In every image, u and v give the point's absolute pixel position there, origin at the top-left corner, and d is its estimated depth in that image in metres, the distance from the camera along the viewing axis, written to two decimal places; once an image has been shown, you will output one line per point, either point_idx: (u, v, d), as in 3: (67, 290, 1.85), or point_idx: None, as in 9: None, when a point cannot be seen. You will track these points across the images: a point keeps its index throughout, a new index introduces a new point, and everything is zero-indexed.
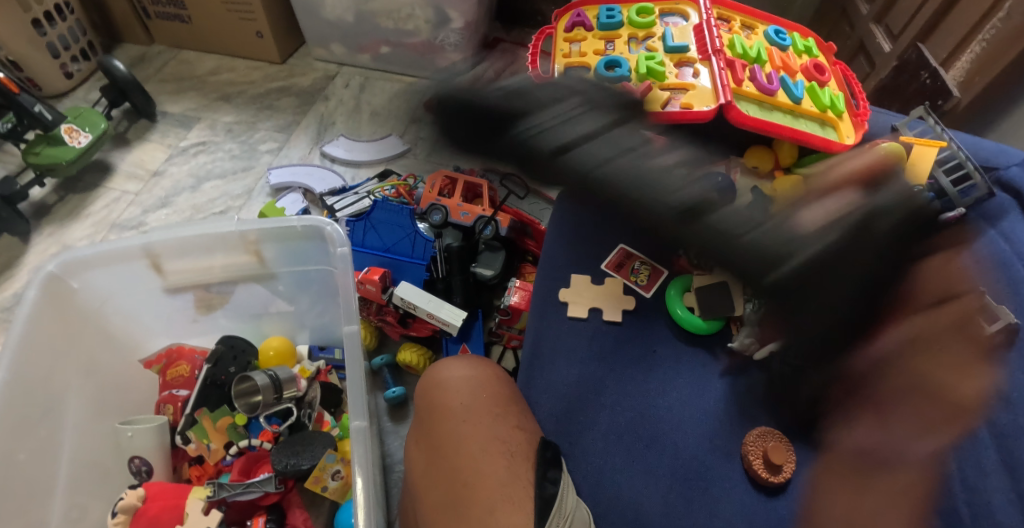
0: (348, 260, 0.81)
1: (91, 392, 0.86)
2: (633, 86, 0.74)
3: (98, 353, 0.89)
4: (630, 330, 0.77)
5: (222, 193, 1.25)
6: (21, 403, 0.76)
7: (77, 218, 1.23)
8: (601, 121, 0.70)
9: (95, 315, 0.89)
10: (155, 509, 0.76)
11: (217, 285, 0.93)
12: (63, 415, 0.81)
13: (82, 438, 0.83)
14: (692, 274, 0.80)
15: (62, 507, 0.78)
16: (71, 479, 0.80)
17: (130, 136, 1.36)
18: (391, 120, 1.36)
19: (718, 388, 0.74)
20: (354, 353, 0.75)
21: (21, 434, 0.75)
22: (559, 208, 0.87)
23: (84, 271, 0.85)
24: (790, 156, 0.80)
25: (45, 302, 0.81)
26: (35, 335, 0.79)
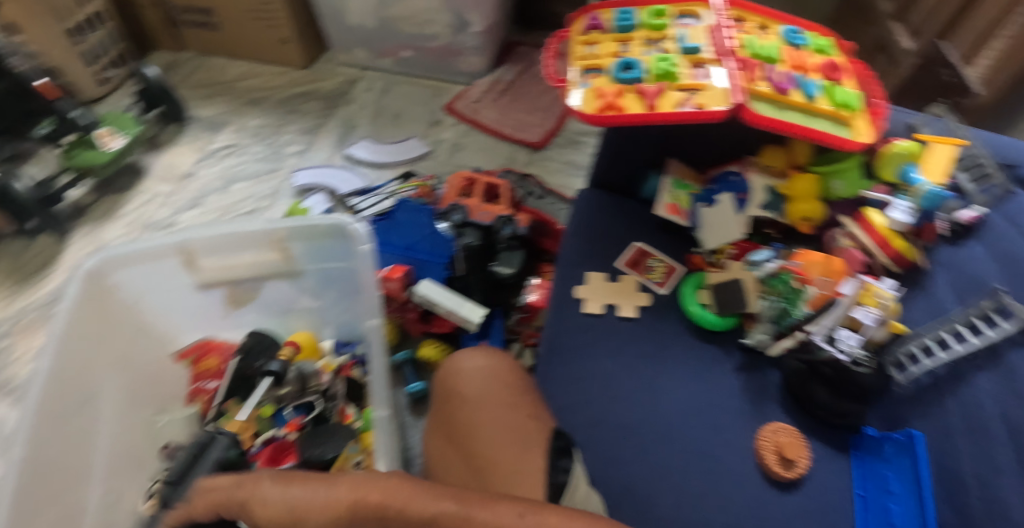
0: (371, 258, 0.82)
1: (124, 383, 0.91)
2: (647, 87, 0.74)
3: (133, 348, 0.94)
4: (644, 326, 0.78)
5: (250, 194, 1.30)
6: (62, 394, 0.79)
7: (112, 218, 1.28)
8: (625, 118, 0.72)
9: (130, 311, 0.93)
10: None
11: (246, 282, 0.97)
12: (100, 406, 0.85)
13: (118, 428, 0.88)
14: (706, 271, 0.82)
15: (99, 491, 0.82)
16: (108, 464, 0.84)
17: (162, 139, 1.42)
18: (412, 123, 1.39)
19: (732, 384, 0.75)
20: (377, 346, 0.77)
21: (62, 425, 0.79)
22: (575, 207, 0.89)
23: (121, 268, 0.89)
24: (806, 155, 0.79)
25: (84, 297, 0.85)
26: (76, 329, 0.83)
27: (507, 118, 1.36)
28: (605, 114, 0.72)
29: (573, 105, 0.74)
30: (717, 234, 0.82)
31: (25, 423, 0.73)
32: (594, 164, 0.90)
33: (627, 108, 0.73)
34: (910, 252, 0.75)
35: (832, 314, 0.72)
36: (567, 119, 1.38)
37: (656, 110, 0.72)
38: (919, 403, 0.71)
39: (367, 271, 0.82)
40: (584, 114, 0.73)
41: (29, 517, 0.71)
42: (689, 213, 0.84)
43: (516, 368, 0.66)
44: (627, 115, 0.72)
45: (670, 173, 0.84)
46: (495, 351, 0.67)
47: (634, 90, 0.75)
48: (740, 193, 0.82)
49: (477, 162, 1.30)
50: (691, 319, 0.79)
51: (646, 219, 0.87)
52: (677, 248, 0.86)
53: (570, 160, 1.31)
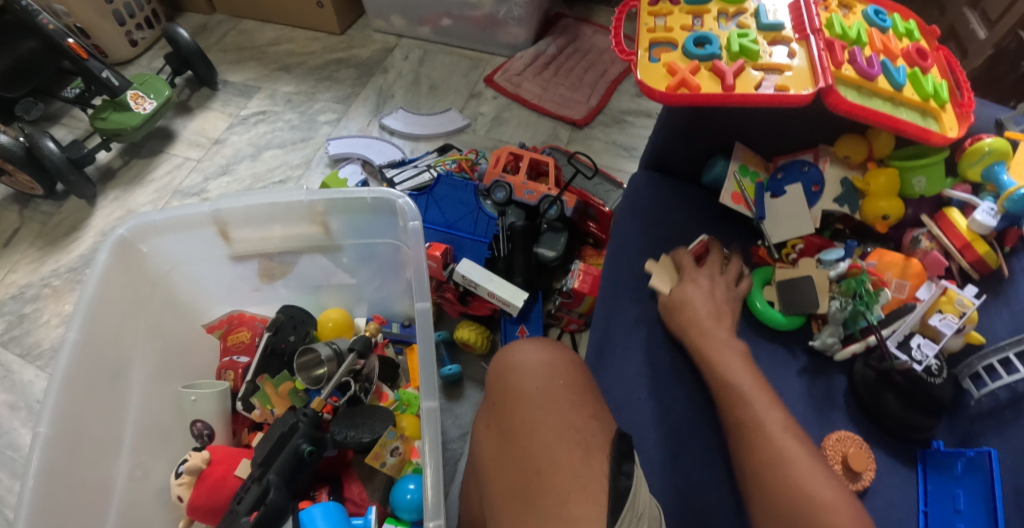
0: (421, 236, 0.78)
1: (156, 355, 0.89)
2: (724, 64, 0.68)
3: (164, 319, 0.92)
4: None
5: (283, 162, 1.26)
6: (92, 365, 0.78)
7: (141, 184, 1.26)
8: (700, 99, 0.66)
9: (163, 280, 0.91)
10: (218, 473, 0.79)
11: (280, 255, 0.93)
12: (130, 379, 0.83)
13: (148, 401, 0.86)
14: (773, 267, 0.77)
15: (128, 464, 0.80)
16: (137, 439, 0.82)
17: (192, 104, 1.38)
18: (451, 95, 1.34)
19: (796, 387, 0.70)
20: (425, 332, 0.73)
21: (91, 396, 0.77)
22: (632, 191, 0.84)
23: (150, 237, 0.87)
24: (886, 147, 0.73)
25: (115, 266, 0.83)
26: (105, 296, 0.81)
27: (550, 93, 1.31)
28: (678, 92, 0.67)
29: (642, 79, 0.69)
30: (784, 227, 0.76)
31: (52, 394, 0.72)
32: (650, 144, 0.85)
33: (702, 87, 0.67)
34: (993, 258, 0.69)
35: (907, 320, 0.68)
36: (611, 97, 1.32)
37: (734, 91, 0.66)
38: (997, 420, 0.65)
39: (414, 249, 0.79)
40: (654, 90, 0.68)
41: (56, 489, 0.70)
42: (754, 203, 0.77)
43: (579, 369, 0.62)
44: (703, 95, 0.66)
45: (737, 158, 0.78)
46: (557, 349, 0.63)
47: (708, 67, 0.69)
48: (813, 184, 0.76)
49: (517, 138, 1.25)
50: (754, 315, 0.74)
51: (706, 207, 0.82)
52: (739, 240, 0.80)
53: (614, 140, 1.25)
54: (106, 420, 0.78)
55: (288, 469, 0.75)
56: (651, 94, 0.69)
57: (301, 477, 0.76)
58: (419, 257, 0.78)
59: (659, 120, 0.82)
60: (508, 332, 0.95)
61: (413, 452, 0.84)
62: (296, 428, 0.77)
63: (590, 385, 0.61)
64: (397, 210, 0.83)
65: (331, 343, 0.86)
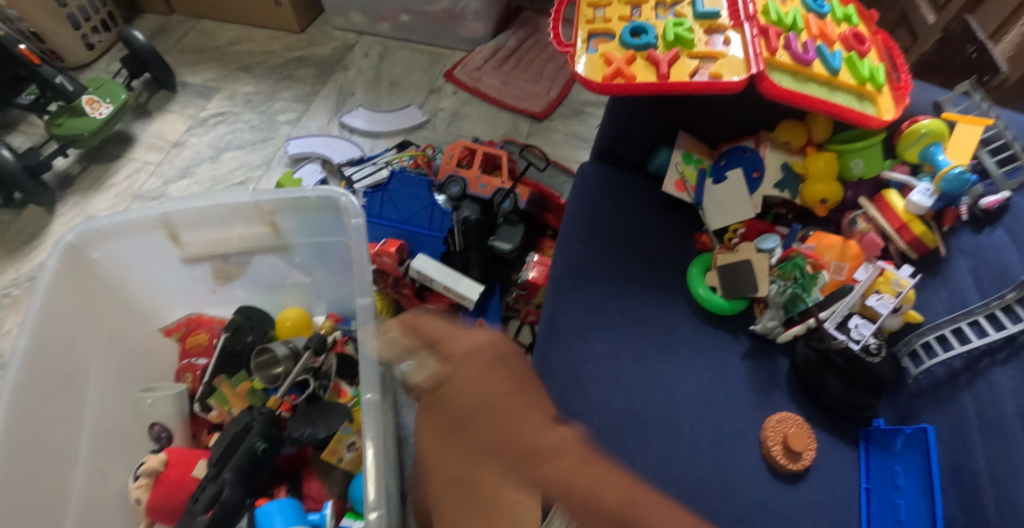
0: (363, 233, 0.80)
1: (112, 361, 0.89)
2: (659, 53, 0.69)
3: (120, 324, 0.91)
4: (649, 308, 0.74)
5: (243, 163, 1.26)
6: (45, 372, 0.78)
7: (100, 189, 1.25)
8: (636, 89, 0.67)
9: (117, 284, 0.91)
10: (175, 475, 0.79)
11: (233, 256, 0.93)
12: (85, 384, 0.83)
13: (103, 405, 0.85)
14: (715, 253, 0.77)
15: (86, 470, 0.80)
16: (93, 444, 0.82)
17: (151, 107, 1.37)
18: (411, 91, 1.34)
19: (740, 372, 0.71)
20: (365, 326, 0.74)
21: (45, 402, 0.77)
22: (580, 181, 0.83)
23: (102, 242, 0.87)
24: (824, 132, 0.74)
25: (65, 271, 0.83)
26: (57, 303, 0.81)
27: (510, 87, 1.31)
28: (613, 82, 0.68)
29: (580, 71, 0.69)
30: (726, 213, 0.76)
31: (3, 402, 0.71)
32: (600, 134, 0.84)
33: (637, 76, 0.68)
34: (930, 237, 0.70)
35: (845, 301, 0.68)
36: (571, 89, 1.32)
37: (669, 80, 0.67)
38: (934, 396, 0.67)
39: (359, 247, 0.79)
40: (590, 82, 0.68)
41: (13, 496, 0.70)
42: (695, 189, 0.78)
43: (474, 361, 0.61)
44: (636, 85, 0.67)
45: (680, 146, 0.79)
46: (493, 342, 0.64)
47: (644, 57, 0.69)
48: (753, 170, 0.76)
49: (477, 132, 1.26)
50: (698, 301, 0.74)
51: (653, 195, 0.82)
52: (687, 226, 0.81)
53: (574, 132, 1.26)
54: (62, 427, 0.79)
55: (243, 467, 0.75)
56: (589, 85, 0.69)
57: (258, 476, 0.77)
58: (362, 255, 0.79)
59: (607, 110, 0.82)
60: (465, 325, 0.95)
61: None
62: (249, 427, 0.77)
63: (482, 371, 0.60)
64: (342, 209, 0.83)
65: (289, 341, 0.87)
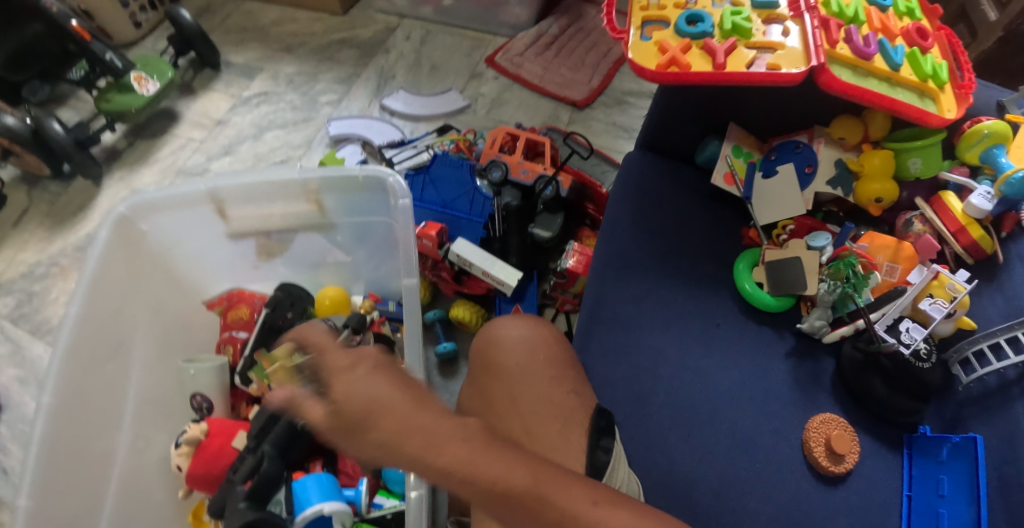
0: (410, 214, 0.80)
1: (156, 332, 0.92)
2: (716, 42, 0.67)
3: (164, 296, 0.94)
4: (692, 301, 0.73)
5: (284, 143, 1.29)
6: (93, 339, 0.80)
7: (145, 164, 1.30)
8: (691, 77, 0.66)
9: (162, 257, 0.93)
10: (215, 445, 0.81)
11: (277, 233, 0.95)
12: (131, 352, 0.86)
13: (148, 373, 0.89)
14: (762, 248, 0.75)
15: (130, 436, 0.83)
16: (138, 410, 0.85)
17: (195, 85, 1.40)
18: (451, 75, 1.34)
19: (784, 370, 0.70)
20: (411, 304, 0.74)
21: (94, 369, 0.80)
22: (625, 170, 0.83)
23: (150, 215, 0.88)
24: (882, 130, 0.72)
25: (116, 243, 0.85)
26: (107, 272, 0.83)
27: (551, 74, 1.30)
28: (668, 70, 0.66)
29: (633, 57, 0.68)
30: (773, 209, 0.75)
31: (54, 368, 0.74)
32: (646, 123, 0.84)
33: (692, 65, 0.66)
34: (988, 242, 0.67)
35: (896, 304, 0.67)
36: (613, 78, 1.31)
37: (725, 70, 0.65)
38: (983, 405, 0.65)
39: (405, 225, 0.80)
40: (644, 68, 0.67)
41: (60, 457, 0.72)
42: (745, 182, 0.76)
43: (360, 360, 0.43)
44: (693, 73, 0.66)
45: (730, 138, 0.77)
46: (539, 329, 0.63)
47: (699, 46, 0.68)
48: (806, 165, 0.74)
49: (517, 118, 1.25)
50: (745, 297, 0.73)
51: (700, 188, 0.81)
52: (733, 220, 0.79)
53: (614, 122, 1.25)
54: (109, 392, 0.82)
55: (282, 441, 0.75)
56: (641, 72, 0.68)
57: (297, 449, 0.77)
58: (411, 232, 0.79)
59: (653, 101, 0.82)
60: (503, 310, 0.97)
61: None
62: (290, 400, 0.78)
63: (371, 369, 0.42)
64: (389, 189, 0.84)
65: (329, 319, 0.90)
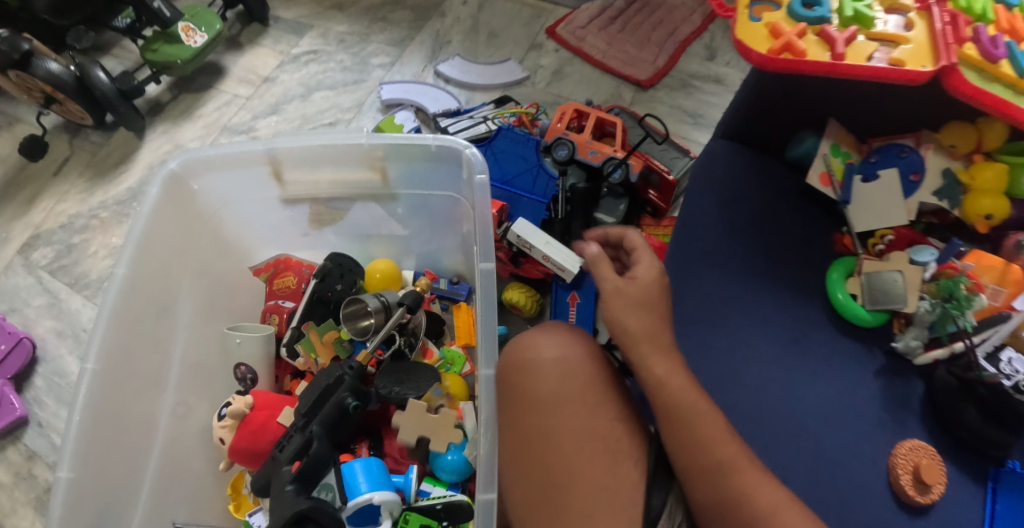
0: (484, 190, 0.76)
1: (202, 294, 0.89)
2: (834, 30, 0.61)
3: (213, 258, 0.92)
4: (776, 308, 0.69)
5: (334, 105, 1.25)
6: (142, 298, 0.78)
7: (189, 118, 1.26)
8: (805, 68, 0.60)
9: (211, 218, 0.90)
10: (259, 421, 0.78)
11: (332, 201, 0.92)
12: (177, 314, 0.84)
13: (194, 336, 0.87)
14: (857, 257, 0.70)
15: (172, 401, 0.81)
16: (181, 374, 0.83)
17: (243, 40, 1.36)
18: (510, 44, 1.29)
19: (870, 389, 0.65)
20: (486, 294, 0.71)
21: (140, 330, 0.78)
22: (709, 159, 0.79)
23: (203, 174, 0.86)
24: (1000, 139, 0.64)
25: (166, 200, 0.83)
26: (157, 229, 0.81)
27: (615, 50, 1.24)
28: (779, 56, 0.61)
29: (739, 38, 0.63)
30: (873, 214, 0.69)
31: (100, 329, 0.72)
32: (727, 113, 0.80)
33: (808, 53, 0.60)
34: None
35: (1002, 331, 0.60)
36: (679, 59, 1.25)
37: (843, 61, 0.60)
38: None
39: (482, 204, 0.76)
40: (753, 52, 0.61)
41: (104, 418, 0.71)
42: (842, 185, 0.71)
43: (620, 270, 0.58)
44: (807, 62, 0.60)
45: (828, 137, 0.72)
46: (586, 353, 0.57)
47: (815, 32, 0.62)
48: (911, 172, 0.68)
49: (577, 95, 1.21)
50: (836, 308, 0.68)
51: (790, 186, 0.76)
52: (823, 223, 0.74)
53: (679, 105, 1.19)
54: (155, 356, 0.80)
55: (331, 420, 0.73)
56: (747, 56, 0.63)
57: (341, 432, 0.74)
58: (486, 211, 0.75)
59: (741, 87, 0.76)
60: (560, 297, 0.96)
61: (457, 412, 0.81)
62: (342, 381, 0.74)
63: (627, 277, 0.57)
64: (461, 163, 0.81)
65: (379, 294, 0.84)
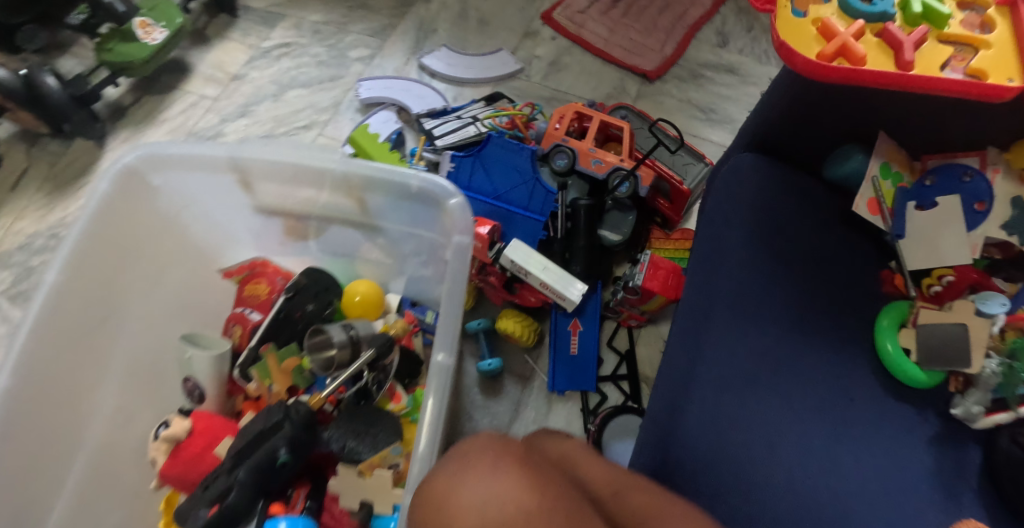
0: (462, 261, 0.66)
1: (166, 304, 0.79)
2: (900, 30, 0.49)
3: (179, 258, 0.81)
4: (811, 361, 0.58)
5: (309, 104, 1.14)
6: (76, 313, 0.68)
7: (153, 123, 1.15)
8: (866, 76, 0.47)
9: (173, 221, 0.79)
10: (195, 448, 0.70)
11: (314, 219, 0.82)
12: (125, 319, 0.74)
13: (138, 342, 0.76)
14: (910, 303, 0.59)
15: (111, 405, 0.72)
16: (123, 381, 0.73)
17: (209, 33, 1.24)
18: (502, 32, 1.17)
19: (926, 459, 0.55)
20: (436, 396, 0.61)
21: (70, 350, 0.67)
22: (733, 174, 0.68)
23: (166, 168, 0.74)
24: None
25: (117, 195, 0.71)
26: (102, 232, 0.69)
27: (618, 37, 1.13)
28: (833, 64, 0.48)
29: (783, 37, 0.49)
30: (930, 248, 0.57)
31: (14, 358, 0.61)
32: (751, 119, 0.69)
33: (868, 58, 0.48)
34: None
35: None
36: (688, 46, 1.13)
37: (913, 71, 0.47)
38: None
39: (453, 285, 0.66)
40: (799, 56, 0.48)
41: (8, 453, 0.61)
42: (892, 214, 0.60)
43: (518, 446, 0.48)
44: (869, 72, 0.47)
45: (878, 154, 0.60)
46: (520, 475, 0.36)
47: (874, 32, 0.49)
48: (975, 201, 0.56)
49: (576, 89, 1.09)
50: (883, 360, 0.58)
51: (827, 211, 0.65)
52: (866, 254, 0.63)
53: (689, 99, 1.08)
54: (89, 378, 0.69)
55: (260, 468, 0.65)
56: (793, 61, 0.49)
57: (273, 481, 0.67)
58: (459, 294, 0.65)
59: (768, 88, 0.65)
60: (559, 326, 0.89)
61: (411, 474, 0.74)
62: (278, 428, 0.68)
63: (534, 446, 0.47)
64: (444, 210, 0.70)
65: (348, 327, 0.77)
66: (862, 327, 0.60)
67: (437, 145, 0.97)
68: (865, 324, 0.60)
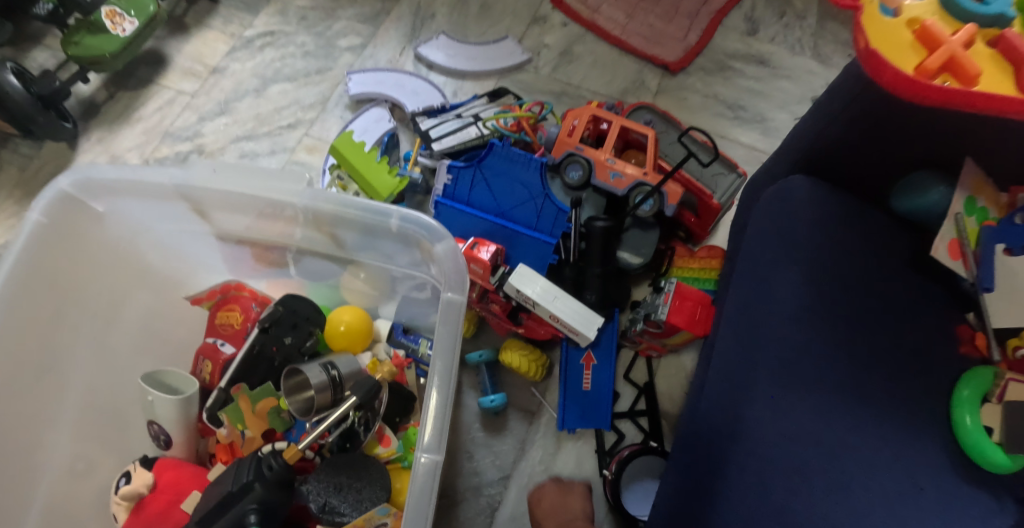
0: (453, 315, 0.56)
1: (127, 339, 0.71)
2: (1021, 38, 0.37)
3: (134, 294, 0.73)
4: (873, 435, 0.48)
5: (294, 101, 1.03)
6: (14, 365, 0.58)
7: (128, 122, 1.05)
8: (978, 99, 0.36)
9: (128, 245, 0.70)
10: (159, 505, 0.63)
11: (292, 251, 0.73)
12: (74, 365, 0.65)
13: (97, 388, 0.67)
14: (995, 371, 0.48)
15: (65, 454, 0.63)
16: (78, 431, 0.65)
17: (188, 20, 1.12)
18: (508, 17, 1.05)
19: None
20: (419, 497, 0.50)
21: (11, 403, 0.58)
22: (779, 201, 0.58)
23: (111, 195, 0.65)
24: None
25: (53, 225, 0.61)
26: (41, 271, 0.60)
27: (636, 24, 1.01)
28: (934, 82, 0.37)
29: (873, 44, 0.38)
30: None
31: None
32: (802, 136, 0.58)
33: (981, 76, 0.37)
34: None
35: None
36: (715, 33, 1.01)
37: None
38: None
39: (442, 350, 0.55)
40: (890, 68, 0.37)
41: None
42: (981, 258, 0.49)
43: None
44: (984, 94, 0.36)
45: (963, 186, 0.50)
46: None
47: (986, 39, 0.38)
48: None
49: (590, 83, 0.98)
50: (958, 436, 0.48)
51: (886, 250, 0.55)
52: (932, 302, 0.53)
53: (716, 94, 0.96)
54: (39, 431, 0.61)
55: None
56: (880, 74, 0.38)
57: None
58: (451, 373, 0.54)
59: (824, 93, 0.54)
60: (570, 358, 0.80)
61: None
62: (248, 489, 0.58)
63: None
64: (427, 250, 0.61)
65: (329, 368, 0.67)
66: (932, 392, 0.50)
67: (433, 150, 0.86)
68: (936, 388, 0.50)
